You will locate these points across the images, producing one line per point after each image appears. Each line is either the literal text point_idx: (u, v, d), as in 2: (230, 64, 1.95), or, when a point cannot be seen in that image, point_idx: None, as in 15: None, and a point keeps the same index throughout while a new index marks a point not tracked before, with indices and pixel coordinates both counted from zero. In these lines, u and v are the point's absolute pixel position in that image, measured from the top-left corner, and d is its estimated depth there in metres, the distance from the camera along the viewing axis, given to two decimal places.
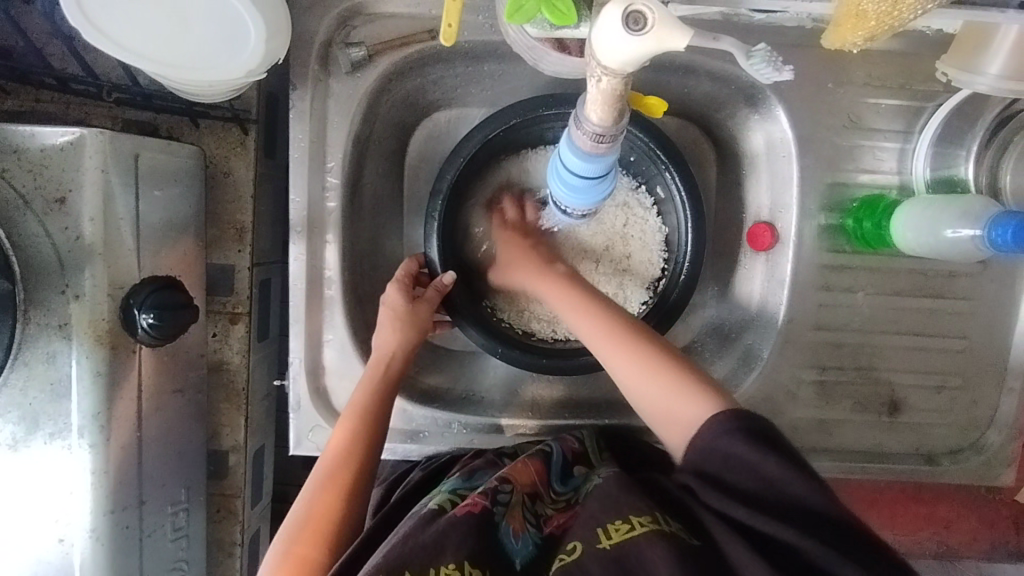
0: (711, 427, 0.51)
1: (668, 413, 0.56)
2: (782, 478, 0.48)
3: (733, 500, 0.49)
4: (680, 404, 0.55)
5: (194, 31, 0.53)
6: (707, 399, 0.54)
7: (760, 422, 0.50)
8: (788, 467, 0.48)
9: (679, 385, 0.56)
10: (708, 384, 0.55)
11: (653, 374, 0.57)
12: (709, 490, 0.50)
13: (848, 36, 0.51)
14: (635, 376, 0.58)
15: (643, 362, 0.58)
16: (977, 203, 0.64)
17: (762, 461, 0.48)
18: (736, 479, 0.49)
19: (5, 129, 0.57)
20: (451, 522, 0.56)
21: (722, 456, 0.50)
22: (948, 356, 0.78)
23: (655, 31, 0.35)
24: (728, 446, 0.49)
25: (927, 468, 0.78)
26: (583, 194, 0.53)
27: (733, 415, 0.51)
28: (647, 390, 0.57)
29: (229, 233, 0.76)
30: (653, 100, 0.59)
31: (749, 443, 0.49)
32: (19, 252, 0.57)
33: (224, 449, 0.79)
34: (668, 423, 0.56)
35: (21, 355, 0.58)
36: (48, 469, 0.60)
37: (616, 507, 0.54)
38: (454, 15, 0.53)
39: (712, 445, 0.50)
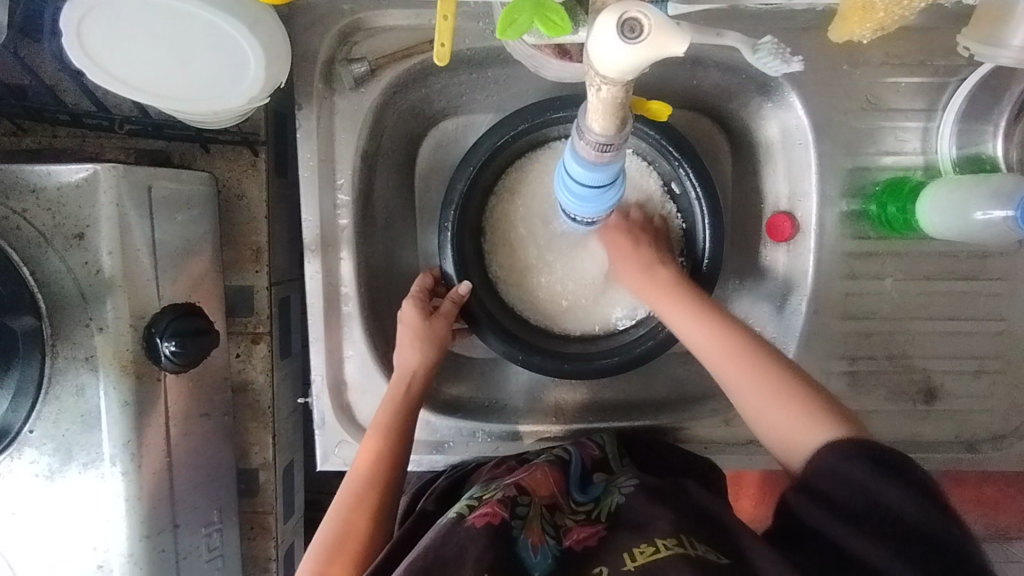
0: (826, 452, 0.53)
1: (790, 443, 0.56)
2: (877, 492, 0.49)
3: (829, 516, 0.51)
4: (794, 430, 0.56)
5: (195, 61, 0.54)
6: (824, 425, 0.55)
7: (875, 446, 0.51)
8: (898, 491, 0.49)
9: (798, 409, 0.56)
10: (829, 412, 0.56)
11: (767, 376, 0.58)
12: (812, 506, 0.52)
13: (854, 29, 0.55)
14: (739, 386, 0.59)
15: (745, 370, 0.58)
16: (1006, 182, 0.62)
17: (879, 483, 0.49)
18: (842, 503, 0.50)
19: (22, 170, 0.58)
20: (469, 534, 0.56)
21: (837, 475, 0.51)
22: (985, 339, 0.75)
23: (652, 38, 0.34)
24: (849, 471, 0.51)
25: (969, 456, 0.76)
26: (590, 202, 0.52)
27: (857, 443, 0.52)
28: (760, 404, 0.58)
29: (246, 255, 0.77)
30: (656, 104, 0.58)
31: (874, 468, 0.50)
32: (44, 289, 0.59)
33: (254, 467, 0.80)
34: (788, 452, 0.57)
35: (52, 389, 0.60)
36: (84, 498, 0.62)
37: (644, 534, 0.56)
38: (446, 32, 0.51)
39: (829, 467, 0.52)
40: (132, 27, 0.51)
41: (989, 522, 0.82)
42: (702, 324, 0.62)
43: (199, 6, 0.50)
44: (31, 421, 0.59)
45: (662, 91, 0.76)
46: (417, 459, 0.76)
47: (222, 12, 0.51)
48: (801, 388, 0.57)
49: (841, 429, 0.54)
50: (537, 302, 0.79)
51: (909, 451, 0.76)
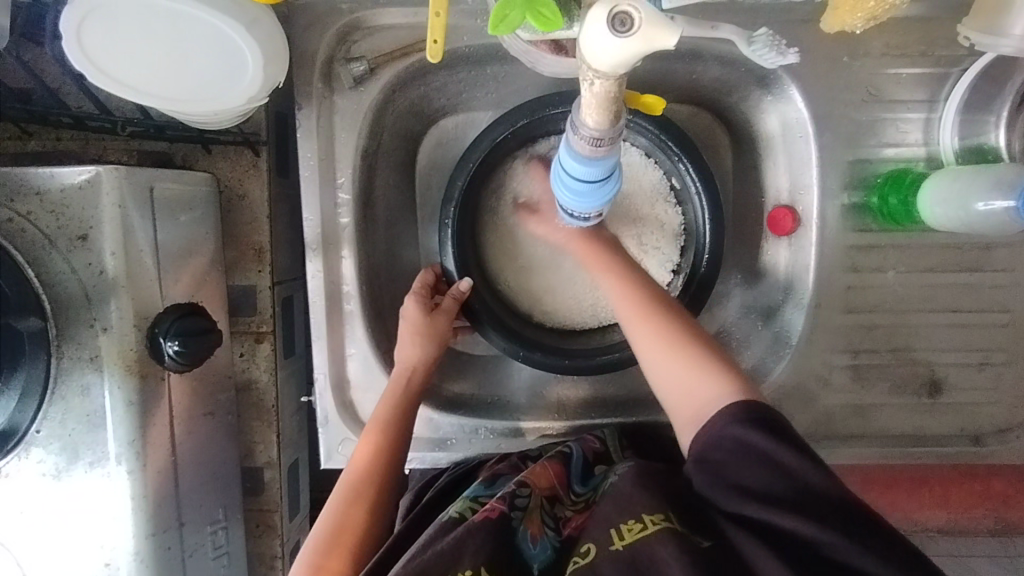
0: (715, 419, 0.51)
1: (686, 395, 0.54)
2: (793, 468, 0.47)
3: (743, 487, 0.49)
4: (691, 388, 0.54)
5: (193, 62, 0.54)
6: (718, 382, 0.53)
7: (766, 408, 0.50)
8: (796, 461, 0.47)
9: (699, 365, 0.55)
10: (730, 371, 0.54)
11: (669, 340, 0.57)
12: (721, 487, 0.50)
13: (848, 19, 0.62)
14: (659, 356, 0.57)
15: (673, 348, 0.56)
16: (1010, 172, 0.61)
17: (775, 452, 0.48)
18: (740, 473, 0.49)
19: (26, 172, 0.59)
20: (469, 528, 0.56)
21: (732, 442, 0.49)
22: (989, 332, 0.75)
23: (643, 32, 0.34)
24: (743, 437, 0.49)
25: (974, 448, 0.75)
26: (586, 197, 0.52)
27: (754, 405, 0.50)
28: (661, 367, 0.56)
29: (248, 254, 0.77)
30: (652, 99, 0.60)
31: (764, 434, 0.48)
32: (49, 290, 0.59)
33: (259, 466, 0.81)
34: (683, 409, 0.54)
35: (58, 389, 0.60)
36: (90, 497, 0.62)
37: (630, 508, 0.54)
38: (439, 29, 0.55)
39: (718, 433, 0.50)
40: (131, 29, 0.51)
41: None
42: (630, 287, 0.62)
43: (197, 8, 0.51)
44: (37, 421, 0.60)
45: (661, 85, 0.76)
46: (420, 456, 0.76)
47: (220, 14, 0.51)
48: (699, 346, 0.56)
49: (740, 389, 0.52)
50: (539, 298, 0.79)
51: (913, 445, 0.75)
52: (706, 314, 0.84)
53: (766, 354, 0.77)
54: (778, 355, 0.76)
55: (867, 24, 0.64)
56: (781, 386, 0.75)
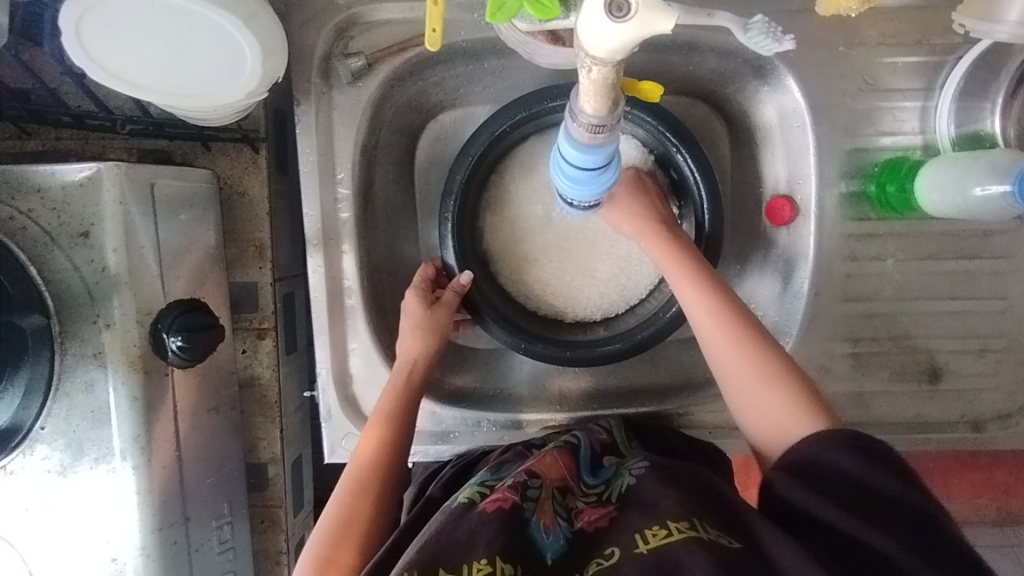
0: (815, 441, 0.53)
1: (768, 420, 0.57)
2: (884, 486, 0.49)
3: (818, 496, 0.51)
4: (780, 413, 0.57)
5: (192, 58, 0.54)
6: (808, 414, 0.56)
7: (865, 436, 0.52)
8: (889, 479, 0.49)
9: (783, 392, 0.57)
10: (813, 401, 0.57)
11: (752, 362, 0.59)
12: (797, 489, 0.52)
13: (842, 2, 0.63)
14: (741, 377, 0.59)
15: (762, 374, 0.58)
16: (1003, 157, 0.62)
17: (866, 472, 0.50)
18: (826, 481, 0.51)
19: (27, 170, 0.59)
20: (481, 517, 0.56)
21: (832, 461, 0.51)
22: (988, 318, 0.75)
23: (638, 17, 0.35)
24: (841, 456, 0.51)
25: (974, 435, 0.76)
26: (585, 184, 0.53)
27: (848, 436, 0.52)
28: (751, 386, 0.59)
29: (249, 251, 0.77)
30: (647, 84, 0.59)
31: (863, 456, 0.51)
32: (51, 287, 0.60)
33: (263, 462, 0.81)
34: (764, 431, 0.58)
35: (62, 386, 0.61)
36: (96, 493, 0.63)
37: (655, 514, 0.55)
38: (437, 19, 0.57)
39: (818, 451, 0.52)
40: (129, 25, 0.52)
41: (1000, 507, 0.83)
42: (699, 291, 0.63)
43: (195, 2, 0.51)
44: (42, 418, 0.61)
45: (658, 77, 0.77)
46: (423, 449, 0.77)
47: (217, 8, 0.52)
48: (786, 369, 0.58)
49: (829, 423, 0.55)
50: (539, 291, 0.80)
51: (914, 432, 0.76)
52: None
53: None
54: (778, 344, 0.76)
55: (860, 7, 0.65)
56: None
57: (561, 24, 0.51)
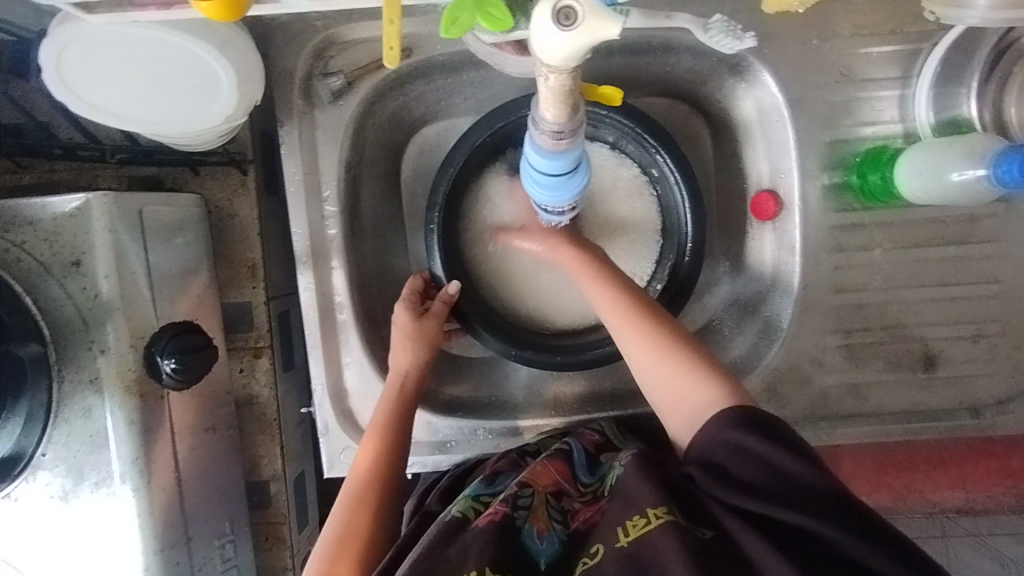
0: (715, 421, 0.53)
1: (673, 398, 0.57)
2: (797, 470, 0.49)
3: (737, 493, 0.50)
4: (684, 388, 0.57)
5: (171, 86, 0.56)
6: (708, 382, 0.56)
7: (759, 412, 0.52)
8: (793, 460, 0.49)
9: (680, 364, 0.58)
10: (715, 372, 0.57)
11: (658, 346, 0.60)
12: (711, 481, 0.51)
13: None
14: (649, 360, 0.59)
15: (657, 350, 0.59)
16: (979, 141, 0.63)
17: (773, 453, 0.50)
18: (747, 474, 0.50)
19: (19, 203, 0.61)
20: (474, 533, 0.57)
21: (730, 445, 0.51)
22: (980, 303, 0.75)
23: (586, 24, 0.36)
24: (743, 442, 0.51)
25: (974, 421, 0.75)
26: (556, 188, 0.54)
27: (742, 410, 0.52)
28: (652, 368, 0.59)
29: (242, 272, 0.79)
30: (608, 88, 0.58)
31: (763, 438, 0.50)
32: (47, 316, 0.61)
33: (265, 479, 0.82)
34: (672, 410, 0.57)
35: (61, 413, 0.62)
36: (97, 517, 0.63)
37: (636, 504, 0.54)
38: (394, 39, 0.54)
39: (716, 437, 0.52)
40: (108, 59, 0.53)
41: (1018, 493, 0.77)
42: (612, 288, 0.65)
43: (169, 33, 0.52)
44: (43, 444, 0.62)
45: (636, 79, 0.77)
46: (421, 460, 0.77)
47: (191, 37, 0.53)
48: (683, 348, 0.59)
49: (729, 394, 0.55)
50: (527, 298, 0.80)
51: (912, 421, 0.75)
52: (697, 304, 0.85)
53: (758, 340, 0.77)
54: (770, 339, 0.76)
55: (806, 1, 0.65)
56: (775, 370, 0.75)
57: (521, 33, 0.50)
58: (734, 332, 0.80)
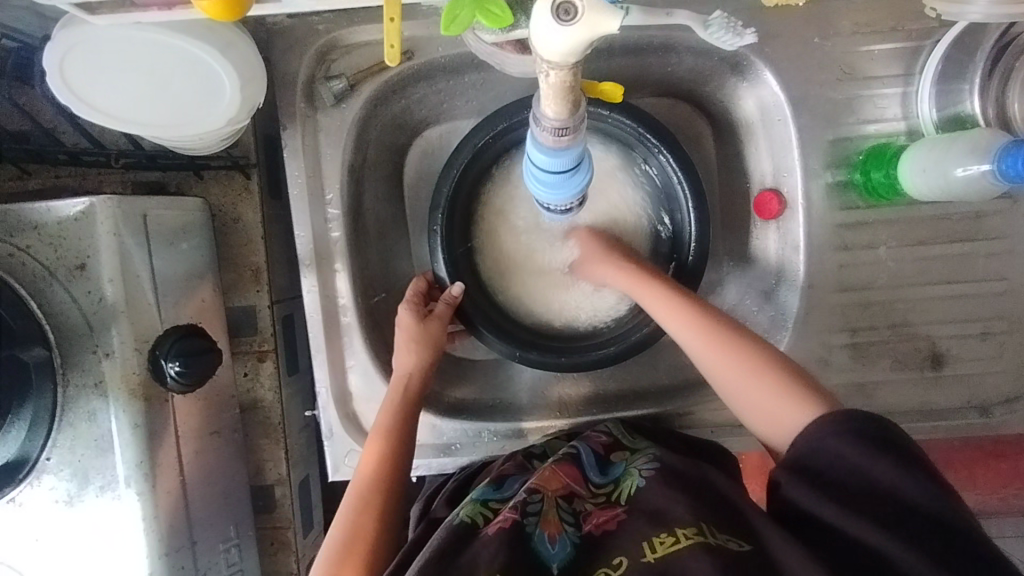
0: (819, 429, 0.51)
1: (769, 415, 0.57)
2: (896, 479, 0.48)
3: (827, 501, 0.49)
4: (781, 407, 0.56)
5: (174, 89, 0.56)
6: (808, 403, 0.55)
7: (878, 420, 0.50)
8: (894, 468, 0.48)
9: (777, 381, 0.57)
10: (813, 393, 0.56)
11: (757, 370, 0.59)
12: (801, 487, 0.51)
13: None
14: (737, 381, 0.59)
15: (750, 370, 0.59)
16: (983, 135, 0.63)
17: (876, 466, 0.48)
18: (841, 481, 0.49)
19: (24, 208, 0.61)
20: (484, 540, 0.56)
21: (832, 454, 0.50)
22: (987, 300, 0.74)
23: (585, 19, 0.36)
24: (838, 448, 0.50)
25: (983, 420, 0.74)
26: (559, 187, 0.54)
27: (846, 415, 0.51)
28: (743, 383, 0.59)
29: (246, 276, 0.79)
30: (607, 86, 0.60)
31: (862, 444, 0.49)
32: (52, 320, 0.61)
33: (269, 483, 0.81)
34: (768, 425, 0.58)
35: (66, 416, 0.62)
36: (102, 521, 0.63)
37: (664, 523, 0.55)
38: (394, 36, 0.53)
39: (817, 444, 0.51)
40: (111, 62, 0.54)
41: None
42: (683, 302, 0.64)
43: (172, 36, 0.53)
44: (47, 448, 0.62)
45: (637, 80, 0.77)
46: (425, 463, 0.77)
47: (193, 39, 0.53)
48: (777, 365, 0.58)
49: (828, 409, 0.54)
50: (530, 300, 0.80)
51: (919, 420, 0.74)
52: None
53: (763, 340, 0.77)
54: (775, 338, 0.76)
55: None
56: None
57: (521, 32, 0.51)
58: None
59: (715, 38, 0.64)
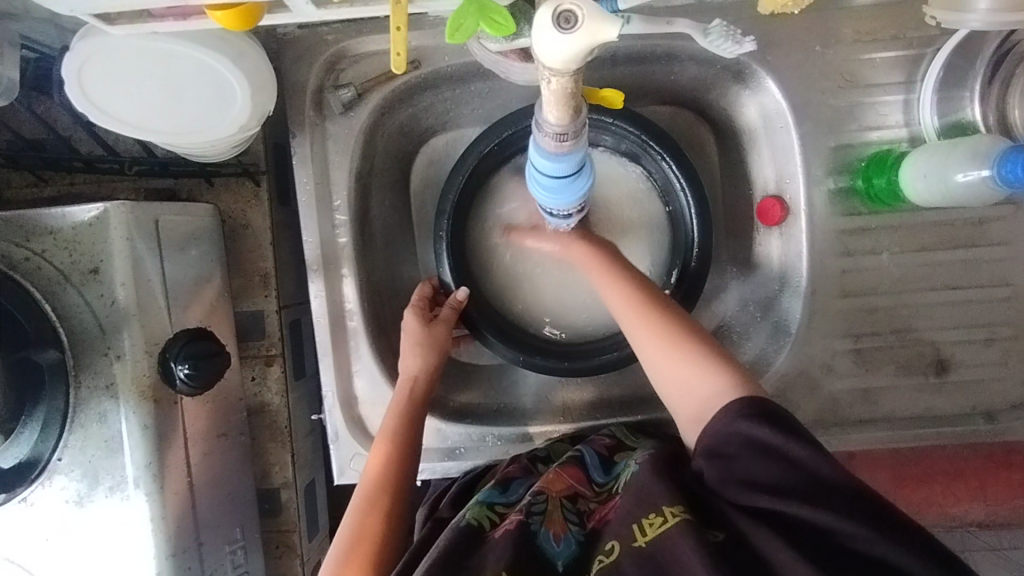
0: (723, 414, 0.51)
1: (681, 390, 0.56)
2: (808, 460, 0.48)
3: (755, 491, 0.49)
4: (695, 384, 0.55)
5: (187, 96, 0.58)
6: (716, 380, 0.54)
7: (771, 404, 0.50)
8: (809, 450, 0.48)
9: (692, 358, 0.56)
10: (729, 367, 0.55)
11: (675, 348, 0.57)
12: (727, 480, 0.50)
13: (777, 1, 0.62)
14: (659, 353, 0.58)
15: (669, 341, 0.58)
16: (984, 142, 0.63)
17: (785, 445, 0.48)
18: (765, 471, 0.49)
19: (40, 213, 0.62)
20: (491, 542, 0.57)
21: (741, 443, 0.50)
22: (991, 306, 0.74)
23: (586, 27, 0.37)
24: (746, 437, 0.49)
25: (988, 426, 0.74)
26: (561, 193, 0.55)
27: (755, 402, 0.50)
28: (661, 358, 0.58)
29: (254, 281, 0.80)
30: (607, 92, 0.62)
31: (772, 432, 0.49)
32: (66, 323, 0.63)
33: (276, 487, 0.82)
34: (681, 403, 0.56)
35: (77, 418, 0.63)
36: (111, 522, 0.64)
37: (650, 502, 0.54)
38: (400, 43, 0.52)
39: (727, 432, 0.50)
40: (128, 72, 0.55)
41: None
42: (619, 288, 0.64)
43: (187, 46, 0.54)
44: (59, 449, 0.63)
45: (639, 88, 0.78)
46: (430, 466, 0.77)
47: (207, 49, 0.55)
48: (700, 341, 0.57)
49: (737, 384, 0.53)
50: (535, 305, 0.81)
51: (924, 426, 0.74)
52: (705, 310, 0.85)
53: (767, 345, 0.77)
54: (779, 344, 0.76)
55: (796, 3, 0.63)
56: (784, 375, 0.74)
57: (524, 40, 0.52)
58: (743, 338, 0.80)
59: (715, 46, 0.65)
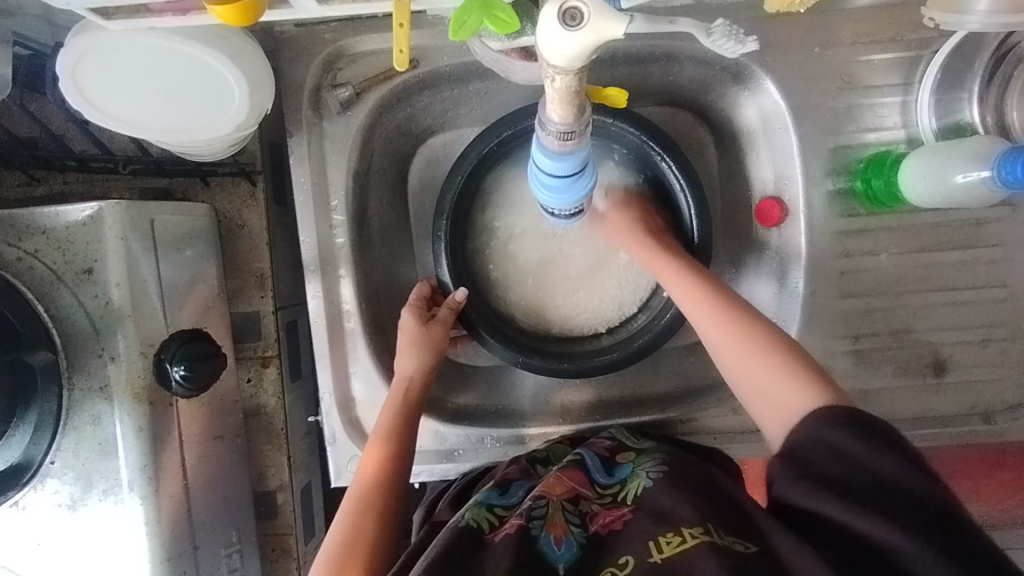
0: (813, 420, 0.52)
1: (771, 402, 0.56)
2: (893, 472, 0.47)
3: (817, 490, 0.49)
4: (784, 395, 0.56)
5: (182, 94, 0.57)
6: (811, 393, 0.54)
7: (863, 414, 0.50)
8: (892, 460, 0.48)
9: (784, 372, 0.57)
10: (824, 381, 0.55)
11: (764, 358, 0.58)
12: (794, 476, 0.51)
13: None
14: (741, 362, 0.59)
15: (756, 353, 0.59)
16: (982, 143, 0.64)
17: (869, 456, 0.48)
18: (837, 473, 0.49)
19: (33, 212, 0.62)
20: (491, 546, 0.57)
21: (827, 446, 0.50)
22: (988, 307, 0.74)
23: (592, 24, 0.37)
24: (834, 438, 0.50)
25: (985, 427, 0.74)
26: (563, 193, 0.55)
27: (842, 411, 0.51)
28: (749, 365, 0.59)
29: (251, 281, 0.79)
30: (610, 91, 0.63)
31: (864, 438, 0.49)
32: (59, 324, 0.62)
33: (272, 489, 0.81)
34: (768, 413, 0.57)
35: (71, 420, 0.62)
36: (105, 526, 0.63)
37: (670, 521, 0.55)
38: (403, 41, 0.52)
39: (818, 436, 0.51)
40: (123, 68, 0.55)
41: None
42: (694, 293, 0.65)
43: (182, 43, 0.54)
44: (52, 452, 0.62)
45: (638, 89, 0.78)
46: (428, 468, 0.77)
47: (204, 47, 0.54)
48: (785, 352, 0.58)
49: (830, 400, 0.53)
50: (532, 306, 0.81)
51: (922, 427, 0.74)
52: None
53: None
54: None
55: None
56: None
57: (527, 39, 0.52)
58: None
59: (719, 46, 0.64)
